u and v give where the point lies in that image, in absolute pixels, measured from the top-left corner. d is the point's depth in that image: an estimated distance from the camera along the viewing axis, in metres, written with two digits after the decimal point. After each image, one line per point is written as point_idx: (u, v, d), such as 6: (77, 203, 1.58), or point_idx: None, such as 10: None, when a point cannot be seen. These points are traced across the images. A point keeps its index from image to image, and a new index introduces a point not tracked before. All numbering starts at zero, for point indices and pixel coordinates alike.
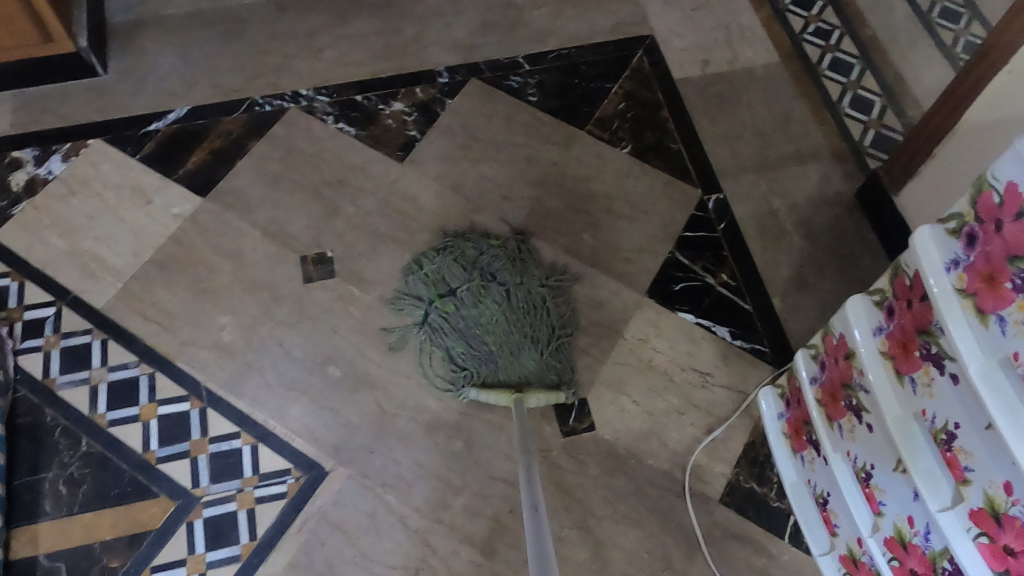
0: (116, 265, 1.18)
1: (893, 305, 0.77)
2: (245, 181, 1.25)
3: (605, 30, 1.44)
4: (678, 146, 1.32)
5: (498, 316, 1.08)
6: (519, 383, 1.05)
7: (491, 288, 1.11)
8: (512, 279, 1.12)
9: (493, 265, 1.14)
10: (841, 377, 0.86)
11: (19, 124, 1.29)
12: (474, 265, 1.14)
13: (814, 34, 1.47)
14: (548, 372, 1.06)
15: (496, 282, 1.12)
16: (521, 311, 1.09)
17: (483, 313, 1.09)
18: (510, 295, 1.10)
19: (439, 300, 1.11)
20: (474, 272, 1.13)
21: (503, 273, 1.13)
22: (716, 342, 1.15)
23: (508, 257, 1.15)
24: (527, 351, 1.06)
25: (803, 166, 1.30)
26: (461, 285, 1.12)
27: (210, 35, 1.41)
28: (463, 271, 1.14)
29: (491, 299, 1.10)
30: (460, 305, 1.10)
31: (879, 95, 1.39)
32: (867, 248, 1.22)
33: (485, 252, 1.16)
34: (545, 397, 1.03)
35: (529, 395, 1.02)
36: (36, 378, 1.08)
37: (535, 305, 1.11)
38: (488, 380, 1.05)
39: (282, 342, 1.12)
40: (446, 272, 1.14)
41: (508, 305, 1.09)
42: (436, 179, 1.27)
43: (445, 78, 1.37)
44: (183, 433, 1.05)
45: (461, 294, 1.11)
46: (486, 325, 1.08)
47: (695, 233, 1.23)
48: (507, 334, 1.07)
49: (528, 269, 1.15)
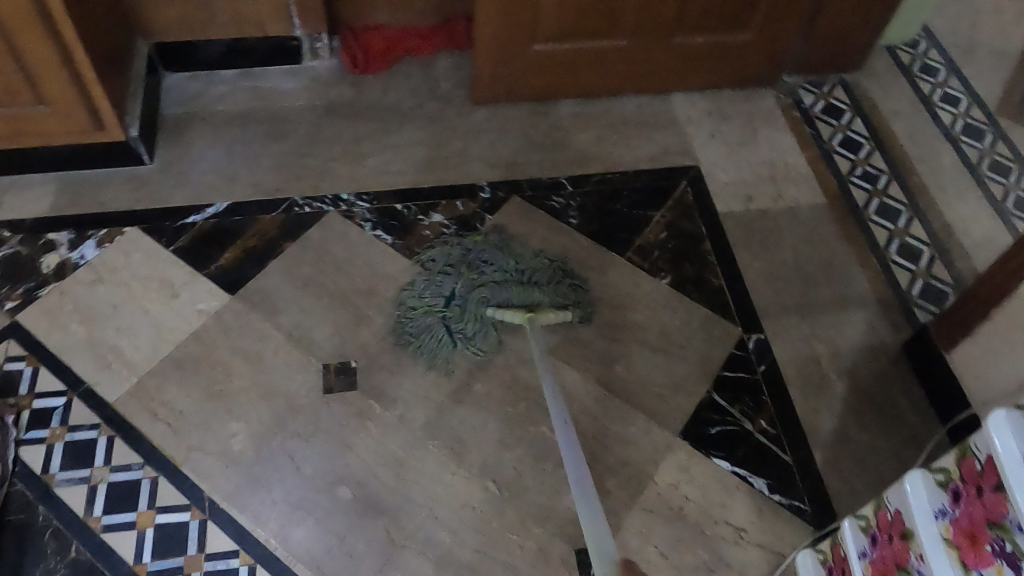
0: (133, 358, 1.14)
1: (960, 489, 0.71)
2: (275, 281, 1.23)
3: (649, 158, 1.44)
4: (719, 280, 1.29)
5: (497, 275, 1.18)
6: (530, 306, 1.15)
7: (483, 267, 1.21)
8: (502, 255, 1.22)
9: (479, 256, 1.23)
10: (895, 557, 0.78)
11: (59, 206, 1.29)
12: (462, 259, 1.23)
13: (861, 176, 1.44)
14: (555, 298, 1.18)
15: (484, 263, 1.22)
16: (517, 266, 1.20)
17: (484, 278, 1.19)
18: (503, 263, 1.21)
19: (444, 308, 1.17)
20: (464, 264, 1.22)
21: (493, 256, 1.22)
22: (751, 495, 1.07)
23: (491, 241, 1.26)
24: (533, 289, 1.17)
25: (847, 312, 1.26)
26: (455, 287, 1.19)
27: (258, 133, 1.42)
28: (453, 272, 1.21)
29: (488, 273, 1.19)
30: (462, 294, 1.18)
31: (927, 243, 1.35)
32: (915, 406, 1.16)
33: (466, 246, 1.25)
34: (556, 315, 1.14)
35: (541, 313, 1.13)
36: (34, 473, 1.03)
37: (528, 260, 1.23)
38: (502, 303, 1.15)
39: (293, 457, 1.07)
40: (436, 281, 1.20)
41: (501, 267, 1.20)
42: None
43: (486, 193, 1.37)
44: (178, 547, 0.99)
45: (457, 289, 1.18)
46: (489, 278, 1.18)
47: (733, 373, 1.18)
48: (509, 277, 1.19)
49: (515, 252, 1.24)
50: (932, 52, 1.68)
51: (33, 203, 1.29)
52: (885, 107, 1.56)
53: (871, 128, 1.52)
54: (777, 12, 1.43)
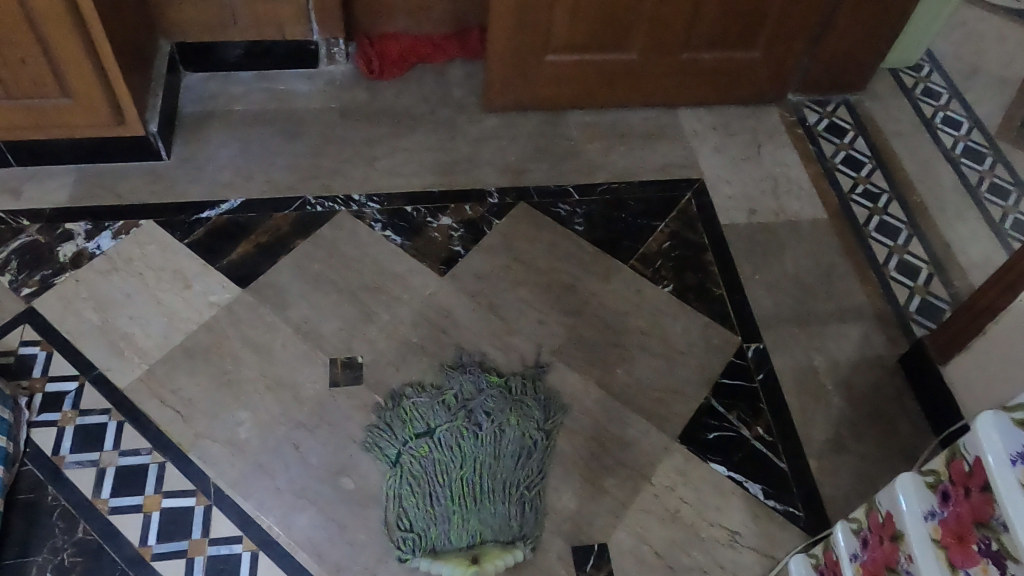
0: (144, 347, 1.17)
1: (949, 491, 0.73)
2: (285, 277, 1.26)
3: (655, 170, 1.47)
4: (720, 290, 1.31)
5: (466, 471, 1.08)
6: (474, 546, 1.03)
7: (472, 439, 1.11)
8: (511, 432, 1.12)
9: (486, 406, 1.14)
10: (886, 558, 0.80)
11: (76, 198, 1.32)
12: (463, 407, 1.14)
13: (862, 194, 1.47)
14: (503, 535, 1.03)
15: (478, 431, 1.12)
16: (509, 460, 1.10)
17: (457, 461, 1.09)
18: (488, 442, 1.11)
19: (414, 440, 1.10)
20: (466, 409, 1.13)
21: (486, 421, 1.13)
22: (746, 499, 1.09)
23: (514, 415, 1.13)
24: (491, 510, 1.05)
25: (845, 325, 1.28)
26: (445, 431, 1.12)
27: (273, 133, 1.46)
28: (449, 411, 1.13)
29: (467, 454, 1.10)
30: (425, 460, 1.09)
31: (926, 261, 1.37)
32: (910, 418, 1.18)
33: (483, 393, 1.15)
34: (503, 559, 1.01)
35: (486, 562, 1.01)
36: (44, 454, 1.06)
37: (516, 456, 1.10)
38: (437, 550, 1.02)
39: (298, 446, 1.09)
40: (432, 412, 1.13)
41: (481, 448, 1.11)
42: (472, 296, 1.26)
43: (494, 198, 1.40)
44: (183, 531, 1.01)
45: (439, 434, 1.11)
46: (471, 456, 1.10)
47: (732, 381, 1.20)
48: (471, 478, 1.08)
49: (526, 435, 1.12)
50: (935, 76, 1.71)
51: (52, 193, 1.32)
52: (888, 128, 1.59)
53: (873, 149, 1.55)
54: (784, 32, 1.46)
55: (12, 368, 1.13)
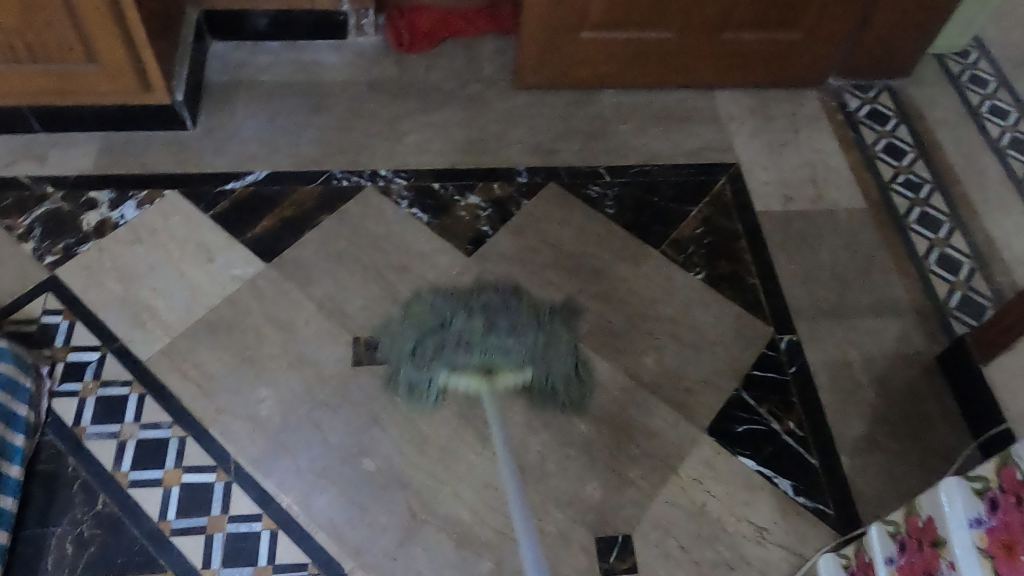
0: (167, 319, 1.15)
1: (999, 498, 0.71)
2: (309, 253, 1.24)
3: (689, 153, 1.43)
4: (753, 279, 1.27)
5: (483, 331, 0.99)
6: (489, 368, 0.99)
7: (491, 312, 1.03)
8: (531, 323, 1.02)
9: (504, 304, 1.04)
10: (924, 565, 0.77)
11: (101, 165, 1.31)
12: (480, 309, 1.03)
13: (903, 184, 1.42)
14: (519, 358, 0.99)
15: (500, 312, 1.02)
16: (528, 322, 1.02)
17: (473, 331, 1.00)
18: (505, 335, 1.00)
19: (426, 331, 1.02)
20: (481, 307, 1.03)
21: (502, 317, 1.02)
22: (775, 495, 1.07)
23: (540, 310, 1.05)
24: (504, 338, 0.99)
25: (882, 319, 1.24)
26: (459, 306, 1.04)
27: (300, 105, 1.43)
28: (463, 303, 1.04)
29: (490, 338, 0.99)
30: (445, 328, 1.01)
31: (968, 256, 1.33)
32: (947, 418, 1.14)
33: (505, 301, 1.04)
34: (514, 377, 1.00)
35: (500, 376, 1.00)
36: (65, 425, 1.05)
37: (537, 341, 1.01)
38: (454, 364, 0.99)
39: (320, 426, 1.07)
40: (449, 302, 1.05)
41: (497, 334, 1.00)
42: (492, 275, 1.24)
43: (524, 178, 1.36)
44: (203, 508, 1.00)
45: (456, 322, 1.01)
46: (482, 324, 1.01)
47: (763, 373, 1.17)
48: (493, 345, 0.99)
49: (554, 338, 1.01)
50: (982, 63, 1.65)
51: (76, 160, 1.31)
52: (932, 116, 1.54)
53: (916, 137, 1.50)
54: (829, 13, 1.41)
55: (34, 336, 1.12)
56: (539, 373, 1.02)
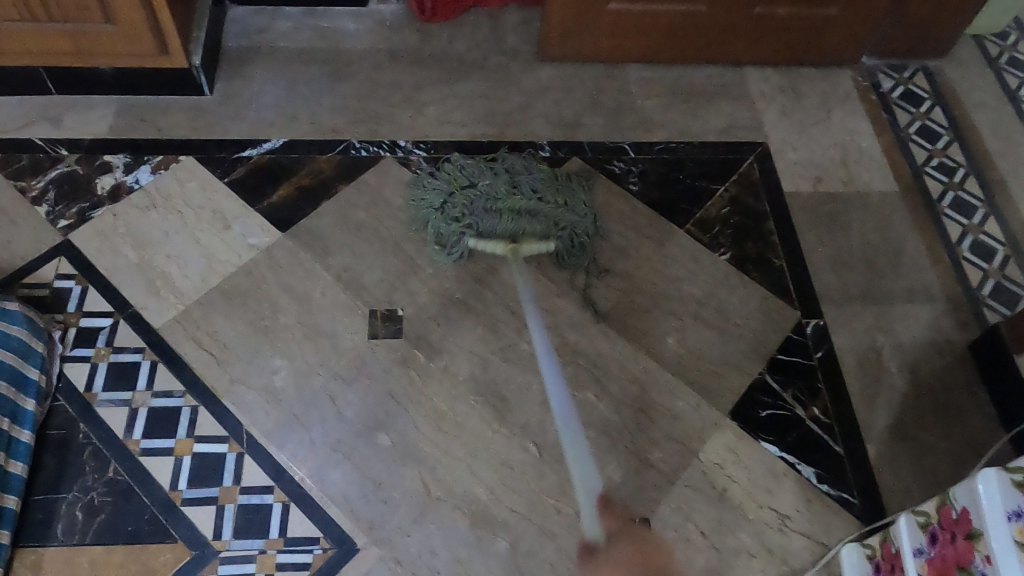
0: (181, 287, 1.13)
1: None
2: (327, 222, 1.21)
3: (716, 131, 1.39)
4: (780, 262, 1.24)
5: (513, 198, 1.16)
6: (515, 235, 1.15)
7: (515, 188, 1.18)
8: (551, 195, 1.19)
9: (530, 176, 1.21)
10: (958, 558, 0.75)
11: (117, 129, 1.28)
12: (509, 175, 1.21)
13: (937, 167, 1.38)
14: (544, 229, 1.15)
15: (524, 185, 1.18)
16: (549, 197, 1.18)
17: (506, 203, 1.15)
18: (532, 203, 1.16)
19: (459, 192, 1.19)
20: (511, 176, 1.21)
21: (527, 185, 1.19)
22: (799, 483, 1.04)
23: (555, 180, 1.22)
24: (533, 216, 1.15)
25: (912, 306, 1.21)
26: (487, 182, 1.19)
27: (319, 72, 1.40)
28: (494, 173, 1.21)
29: (514, 197, 1.16)
30: (476, 190, 1.17)
31: (1002, 243, 1.29)
32: (978, 409, 1.11)
33: (532, 171, 1.22)
34: (539, 246, 1.16)
35: (524, 243, 1.15)
36: (76, 390, 1.03)
37: (557, 208, 1.17)
38: (484, 231, 1.15)
39: (335, 398, 1.05)
40: (479, 173, 1.21)
41: (524, 199, 1.16)
42: (515, 184, 1.19)
43: (546, 152, 1.33)
44: (214, 478, 0.98)
45: (483, 185, 1.18)
46: (507, 198, 1.16)
47: (789, 357, 1.14)
48: (522, 215, 1.15)
49: (572, 200, 1.20)
50: (1022, 45, 1.60)
51: (92, 123, 1.29)
52: (969, 98, 1.49)
53: (952, 120, 1.45)
54: None
55: (47, 301, 1.10)
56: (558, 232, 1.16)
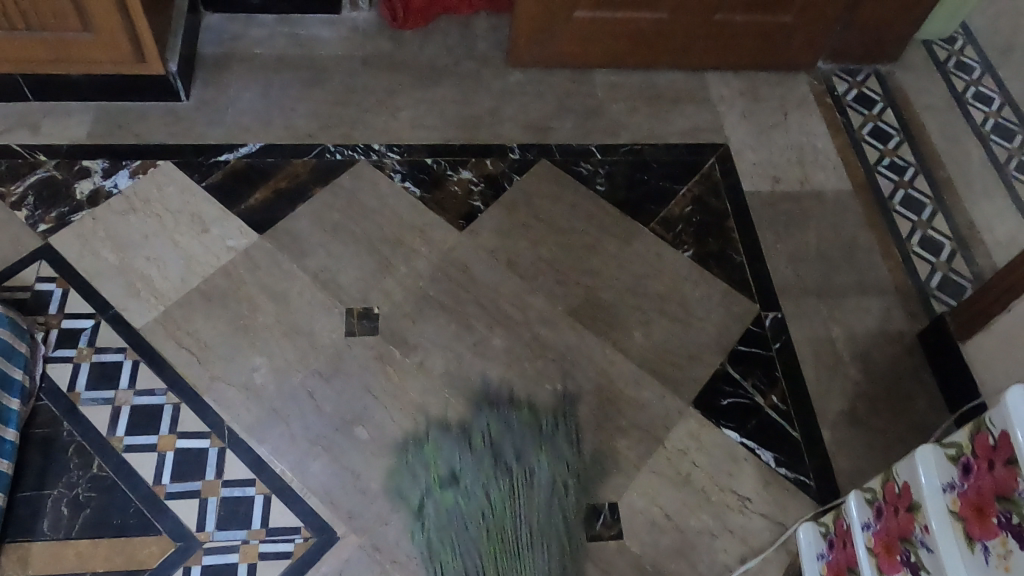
0: (161, 288, 1.16)
1: (972, 463, 0.73)
2: (303, 224, 1.25)
3: (680, 133, 1.45)
4: (740, 258, 1.30)
5: (500, 492, 1.04)
6: None
7: (497, 484, 1.04)
8: (540, 466, 1.06)
9: (518, 448, 1.07)
10: (900, 529, 0.81)
11: (94, 135, 1.31)
12: (490, 446, 1.07)
13: (888, 167, 1.45)
14: None
15: (509, 469, 1.05)
16: (541, 504, 1.03)
17: (495, 503, 1.03)
18: (523, 532, 1.01)
19: (438, 489, 1.03)
20: (494, 452, 1.06)
21: (517, 469, 1.06)
22: (758, 467, 1.09)
23: (547, 453, 1.07)
24: (523, 510, 1.03)
25: (865, 298, 1.27)
26: (471, 482, 1.04)
27: (294, 78, 1.43)
28: (472, 450, 1.06)
29: (500, 492, 1.04)
30: (455, 502, 1.02)
31: (949, 238, 1.36)
32: (926, 394, 1.17)
33: (514, 434, 1.08)
34: (535, 566, 0.99)
35: None
36: (60, 390, 1.06)
37: (549, 498, 1.04)
38: None
39: (313, 394, 1.09)
40: (457, 453, 1.06)
41: (509, 503, 1.03)
42: (499, 476, 1.05)
43: (517, 154, 1.38)
44: (197, 472, 1.01)
45: (466, 479, 1.04)
46: (490, 509, 1.02)
47: (748, 348, 1.20)
48: (509, 523, 1.02)
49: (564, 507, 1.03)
50: (968, 50, 1.68)
51: (69, 129, 1.31)
52: (918, 101, 1.56)
53: (902, 121, 1.53)
54: None
55: (28, 303, 1.12)
56: (555, 556, 1.00)
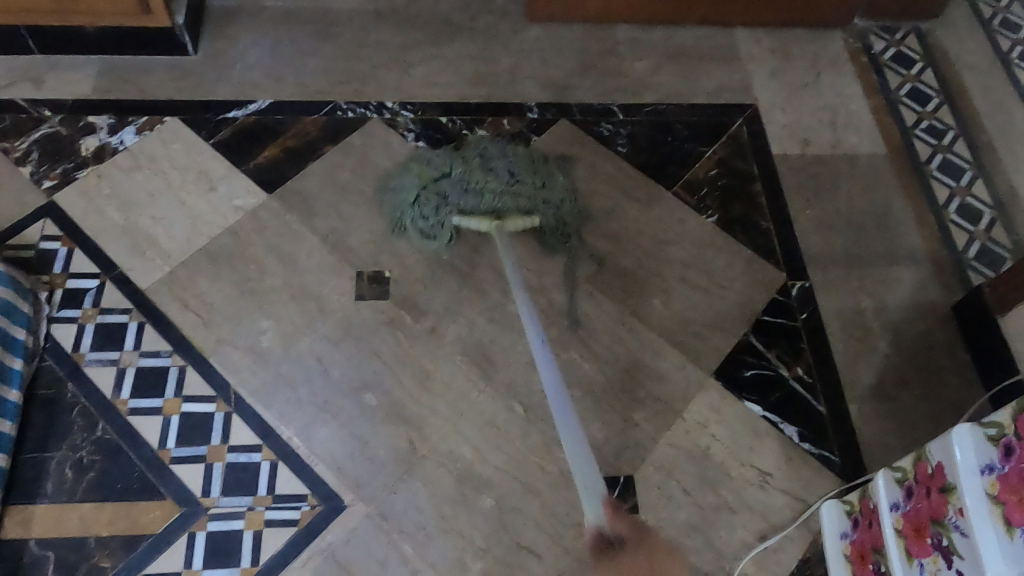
0: (167, 247, 1.13)
1: (1014, 444, 0.68)
2: (313, 183, 1.21)
3: (706, 93, 1.38)
4: (767, 224, 1.24)
5: (486, 178, 1.11)
6: (497, 212, 1.11)
7: (484, 168, 1.13)
8: (522, 172, 1.14)
9: (502, 150, 1.17)
10: (932, 511, 0.76)
11: (100, 89, 1.27)
12: (476, 152, 1.16)
13: (926, 130, 1.38)
14: (528, 203, 1.12)
15: (496, 161, 1.14)
16: (526, 172, 1.14)
17: (482, 178, 1.12)
18: (503, 180, 1.12)
19: (430, 184, 1.14)
20: (483, 155, 1.15)
21: (502, 167, 1.14)
22: (780, 442, 1.05)
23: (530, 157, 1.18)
24: (511, 185, 1.12)
25: (898, 267, 1.21)
26: (457, 170, 1.13)
27: (305, 32, 1.38)
28: (462, 157, 1.16)
29: (489, 175, 1.12)
30: (447, 177, 1.13)
31: (989, 206, 1.29)
32: (960, 369, 1.12)
33: (501, 146, 1.18)
34: (523, 222, 1.10)
35: (509, 221, 1.10)
36: (64, 351, 1.04)
37: (532, 185, 1.14)
38: (466, 210, 1.10)
39: (322, 359, 1.06)
40: (447, 159, 1.16)
41: (495, 176, 1.12)
42: (485, 160, 1.14)
43: (535, 113, 1.32)
44: (202, 437, 0.99)
45: (453, 173, 1.13)
46: (479, 178, 1.12)
47: (773, 318, 1.15)
48: (495, 190, 1.11)
49: (549, 185, 1.15)
50: (1015, 6, 1.59)
51: (74, 83, 1.27)
52: (960, 61, 1.48)
53: (942, 83, 1.45)
54: None
55: (33, 262, 1.10)
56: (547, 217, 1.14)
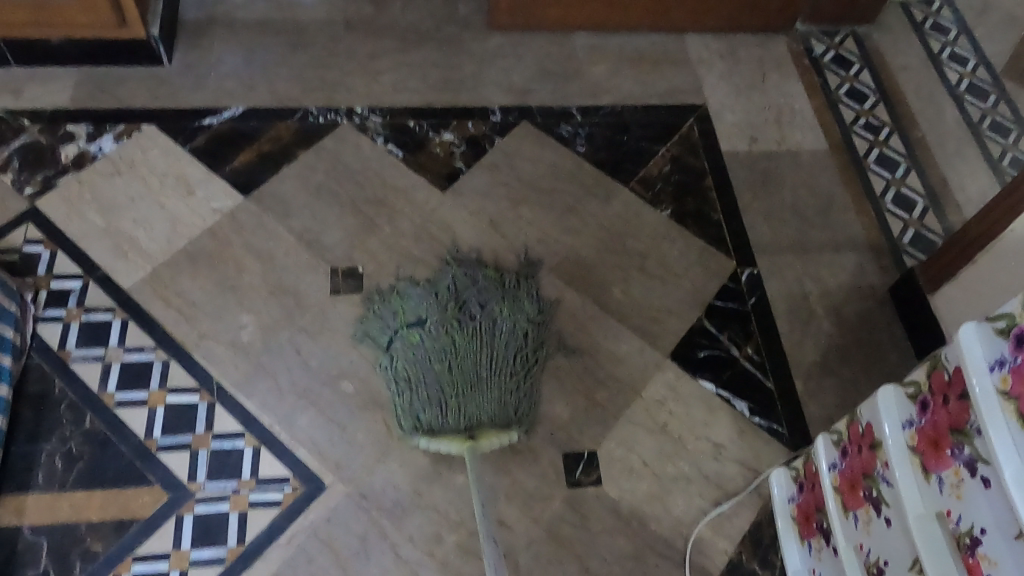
0: (148, 249, 1.18)
1: (928, 400, 0.75)
2: (287, 186, 1.27)
3: (659, 95, 1.47)
4: (718, 216, 1.32)
5: (462, 351, 1.02)
6: (471, 428, 1.00)
7: (459, 330, 1.03)
8: (503, 324, 1.05)
9: (480, 299, 1.07)
10: (863, 467, 0.84)
11: (78, 99, 1.32)
12: (454, 297, 1.07)
13: (864, 126, 1.47)
14: (502, 416, 1.01)
15: (472, 316, 1.04)
16: (501, 348, 1.04)
17: (456, 349, 1.02)
18: (481, 363, 1.01)
19: (404, 329, 1.05)
20: (459, 302, 1.06)
21: (482, 343, 1.03)
22: (733, 416, 1.13)
23: (508, 304, 1.07)
24: (485, 371, 1.01)
25: (839, 254, 1.30)
26: (436, 331, 1.03)
27: (276, 42, 1.44)
28: (438, 300, 1.06)
29: (466, 344, 1.02)
30: (417, 350, 1.03)
31: (922, 195, 1.39)
32: (895, 346, 1.21)
33: (478, 284, 1.09)
34: (499, 438, 1.01)
35: (483, 440, 1.00)
36: (51, 348, 1.08)
37: (507, 343, 1.04)
38: (435, 430, 1.01)
39: (300, 350, 1.11)
40: (425, 303, 1.07)
41: (467, 353, 1.02)
42: (462, 312, 1.05)
43: (498, 117, 1.40)
44: (187, 426, 1.04)
45: (430, 324, 1.04)
46: (450, 354, 1.01)
47: (725, 303, 1.23)
48: (466, 368, 1.01)
49: (526, 358, 1.06)
50: (945, 11, 1.70)
51: (53, 93, 1.31)
52: (895, 62, 1.58)
53: (878, 82, 1.55)
54: None
55: (18, 265, 1.14)
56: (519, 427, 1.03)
